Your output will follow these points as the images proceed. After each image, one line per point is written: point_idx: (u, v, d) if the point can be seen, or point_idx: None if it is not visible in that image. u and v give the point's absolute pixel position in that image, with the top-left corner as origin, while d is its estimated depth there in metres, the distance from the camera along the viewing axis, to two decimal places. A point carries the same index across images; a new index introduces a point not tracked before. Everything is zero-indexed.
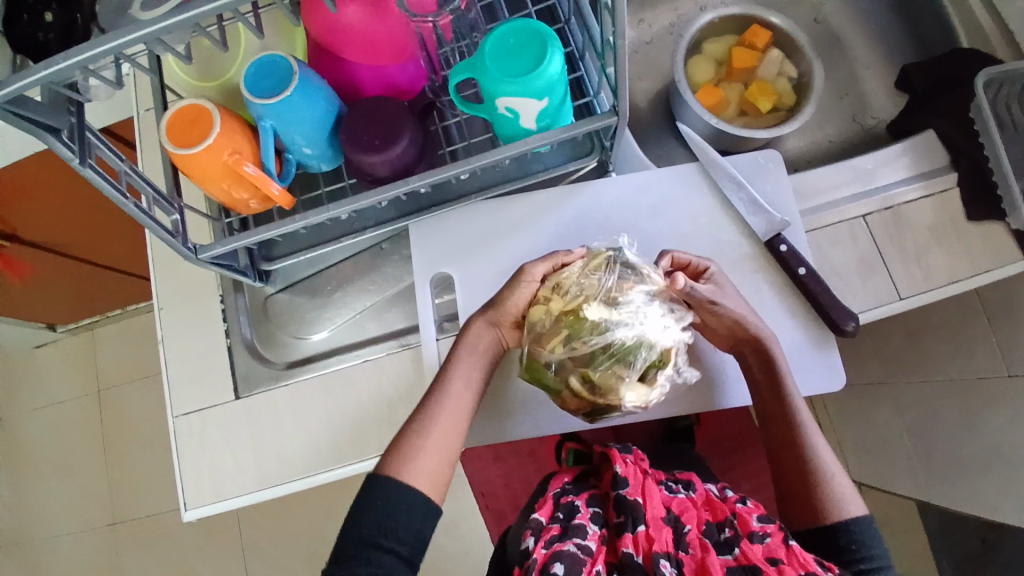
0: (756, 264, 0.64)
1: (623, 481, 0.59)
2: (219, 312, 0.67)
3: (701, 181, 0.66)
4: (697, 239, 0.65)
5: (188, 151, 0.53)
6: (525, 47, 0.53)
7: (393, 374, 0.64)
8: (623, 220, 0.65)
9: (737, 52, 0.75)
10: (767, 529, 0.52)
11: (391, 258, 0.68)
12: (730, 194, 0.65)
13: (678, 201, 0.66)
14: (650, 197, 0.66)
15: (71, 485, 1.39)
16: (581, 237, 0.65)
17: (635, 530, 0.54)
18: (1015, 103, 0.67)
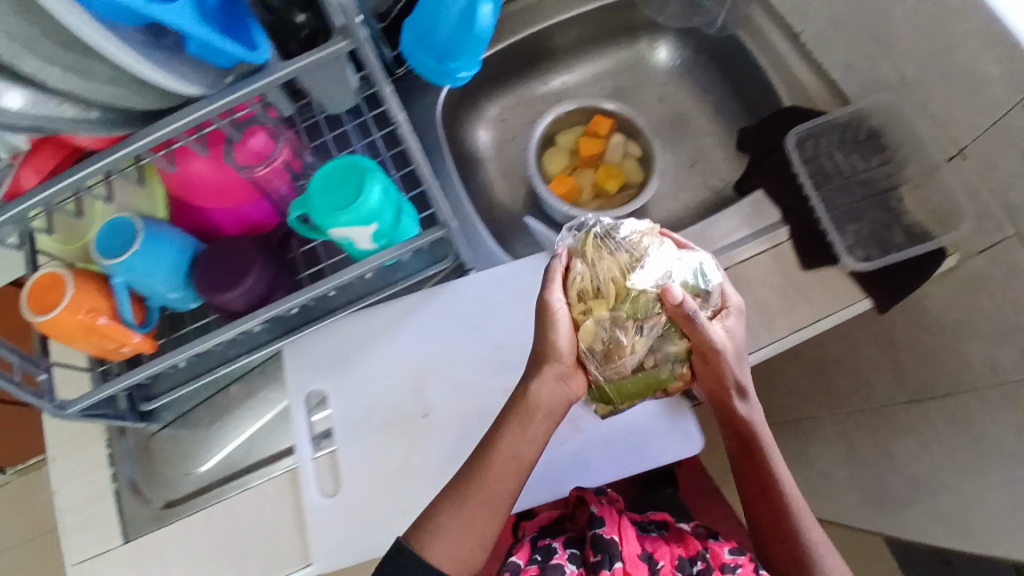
0: None
1: (600, 520, 0.67)
2: (106, 457, 0.69)
3: None
4: None
5: (44, 317, 0.56)
6: (347, 181, 0.57)
7: (274, 498, 0.65)
8: (482, 315, 0.69)
9: (582, 142, 0.81)
10: (738, 560, 0.65)
11: (270, 380, 0.71)
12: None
13: (531, 290, 0.70)
14: (505, 289, 0.70)
15: None
16: (444, 337, 0.68)
17: (613, 566, 0.64)
18: (835, 152, 0.72)
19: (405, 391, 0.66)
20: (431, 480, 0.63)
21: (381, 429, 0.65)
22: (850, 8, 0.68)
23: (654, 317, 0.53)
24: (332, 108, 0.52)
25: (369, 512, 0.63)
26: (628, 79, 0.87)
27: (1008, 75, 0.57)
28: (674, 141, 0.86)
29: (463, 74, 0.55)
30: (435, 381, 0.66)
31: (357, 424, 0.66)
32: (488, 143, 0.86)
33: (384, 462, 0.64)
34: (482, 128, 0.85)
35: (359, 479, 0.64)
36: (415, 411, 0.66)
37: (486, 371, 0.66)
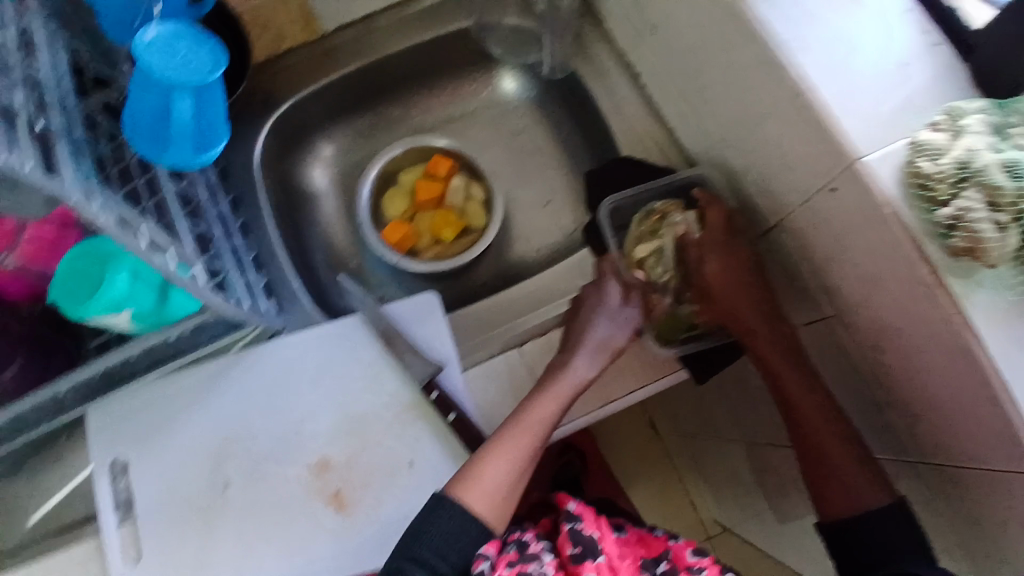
0: (413, 413, 0.65)
1: (579, 517, 0.61)
2: None
3: (365, 331, 0.68)
4: (359, 394, 0.66)
5: None
6: (92, 269, 0.55)
7: (85, 561, 0.67)
8: (286, 384, 0.66)
9: (421, 184, 0.77)
10: (702, 563, 0.60)
11: (84, 445, 0.70)
12: (389, 355, 0.67)
13: (342, 357, 0.67)
14: (315, 355, 0.67)
15: None
16: (246, 411, 0.66)
17: (596, 561, 0.57)
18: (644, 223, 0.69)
19: (204, 464, 0.65)
20: (224, 554, 0.63)
21: (180, 506, 0.65)
22: (673, 58, 0.62)
23: (662, 270, 0.66)
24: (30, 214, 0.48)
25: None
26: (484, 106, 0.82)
27: (805, 159, 0.51)
28: (529, 179, 0.81)
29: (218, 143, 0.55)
30: (235, 454, 0.65)
31: (155, 498, 0.65)
32: (326, 181, 0.80)
33: (181, 536, 0.64)
34: (316, 169, 0.79)
35: (154, 554, 0.63)
36: (216, 485, 0.65)
37: (287, 446, 0.65)
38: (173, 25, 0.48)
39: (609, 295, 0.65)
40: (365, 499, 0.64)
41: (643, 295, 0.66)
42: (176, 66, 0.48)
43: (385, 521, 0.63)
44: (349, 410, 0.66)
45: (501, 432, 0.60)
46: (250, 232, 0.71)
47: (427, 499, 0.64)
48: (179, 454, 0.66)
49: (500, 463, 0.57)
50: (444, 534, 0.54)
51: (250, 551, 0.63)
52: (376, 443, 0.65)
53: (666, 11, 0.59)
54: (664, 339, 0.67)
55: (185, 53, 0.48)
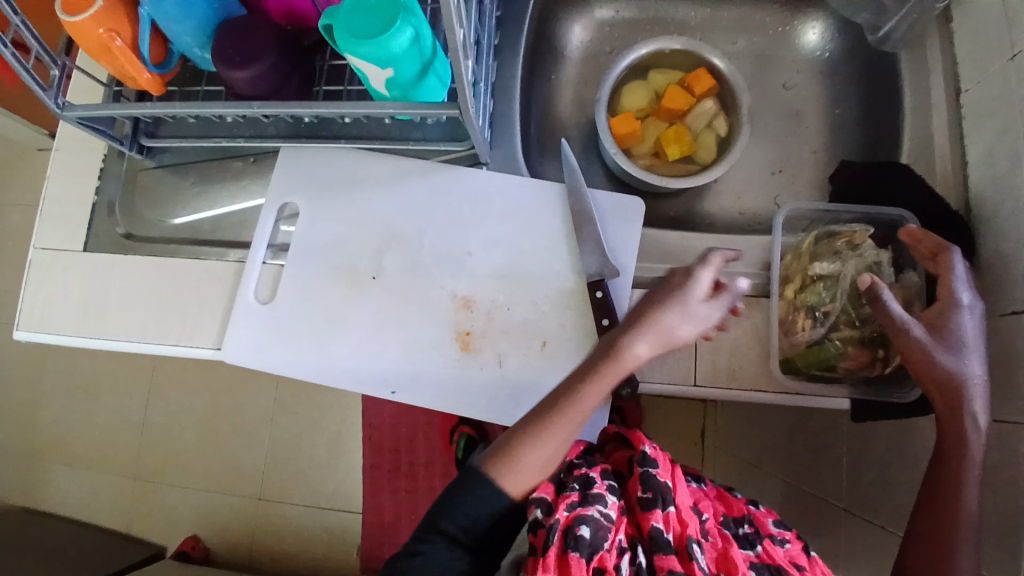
0: (569, 301, 0.63)
1: (653, 462, 0.58)
2: (98, 168, 0.72)
3: (561, 202, 0.65)
4: (531, 256, 0.64)
5: (68, 19, 0.55)
6: (379, 9, 0.52)
7: (215, 278, 0.68)
8: (469, 213, 0.66)
9: (671, 91, 0.71)
10: (786, 535, 0.57)
11: (256, 176, 0.72)
12: (574, 233, 0.64)
13: (530, 215, 0.65)
14: (506, 201, 0.66)
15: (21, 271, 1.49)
16: (421, 218, 0.66)
17: (665, 509, 0.54)
18: (827, 240, 0.58)
19: (364, 246, 0.66)
20: (349, 332, 0.65)
21: (327, 272, 0.66)
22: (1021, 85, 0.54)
23: (828, 297, 0.56)
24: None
25: (286, 331, 0.66)
26: (769, 45, 0.76)
27: None
28: (772, 141, 0.76)
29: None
30: (396, 252, 0.66)
31: (309, 255, 0.67)
32: (579, 45, 0.78)
33: (320, 301, 0.66)
34: (579, 26, 0.77)
35: (288, 298, 0.66)
36: (365, 268, 0.66)
37: (444, 268, 0.65)
38: None
39: (700, 288, 0.52)
40: (491, 351, 0.63)
41: (787, 310, 0.57)
42: None
43: (498, 379, 0.63)
44: (512, 265, 0.64)
45: (545, 407, 0.55)
46: (498, 56, 0.69)
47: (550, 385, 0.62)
48: (346, 227, 0.67)
49: (548, 445, 0.54)
50: (470, 511, 0.53)
51: (372, 342, 0.65)
52: (522, 306, 0.63)
53: None
54: (791, 367, 0.57)
55: None
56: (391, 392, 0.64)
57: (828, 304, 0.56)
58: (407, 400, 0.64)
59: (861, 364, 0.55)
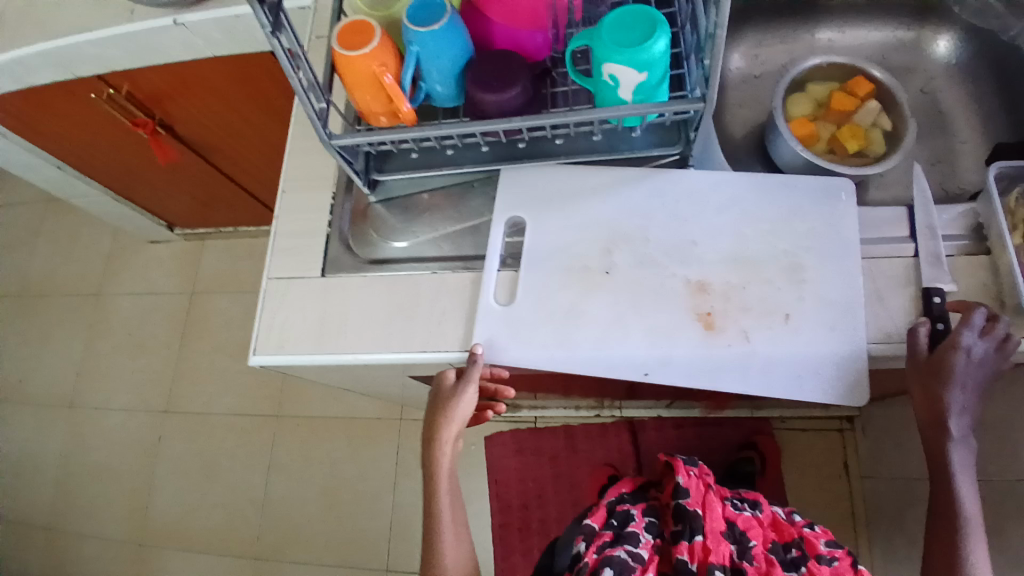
0: (798, 274, 0.67)
1: (685, 492, 0.78)
2: (328, 204, 0.78)
3: (772, 189, 0.71)
4: (755, 240, 0.69)
5: (348, 55, 0.65)
6: (637, 26, 0.61)
7: (454, 289, 0.72)
8: (688, 210, 0.71)
9: (839, 96, 0.80)
10: (835, 554, 0.71)
11: (476, 198, 0.78)
12: (792, 217, 0.70)
13: (744, 205, 0.71)
14: (720, 195, 0.72)
15: (143, 353, 1.59)
16: (643, 217, 0.72)
17: (692, 538, 0.73)
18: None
19: (593, 247, 0.71)
20: (590, 323, 0.68)
21: (561, 271, 0.71)
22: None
23: None
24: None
25: (530, 329, 0.69)
26: (906, 58, 0.87)
27: None
28: (926, 137, 0.83)
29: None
30: (624, 247, 0.71)
31: (543, 259, 0.72)
32: (736, 70, 0.88)
33: (559, 298, 0.70)
34: (735, 55, 0.87)
35: (526, 298, 0.70)
36: (597, 264, 0.70)
37: (676, 259, 0.70)
38: None
39: (446, 374, 0.71)
40: (736, 328, 0.66)
41: (1021, 253, 0.64)
42: None
43: (749, 354, 0.65)
44: (741, 250, 0.69)
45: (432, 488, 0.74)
46: None
47: (797, 352, 0.65)
48: (574, 232, 0.72)
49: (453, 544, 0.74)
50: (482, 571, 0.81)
51: (616, 331, 0.68)
52: (758, 285, 0.68)
53: None
54: None
55: None
56: (643, 374, 0.66)
57: None
58: (659, 381, 0.66)
59: None
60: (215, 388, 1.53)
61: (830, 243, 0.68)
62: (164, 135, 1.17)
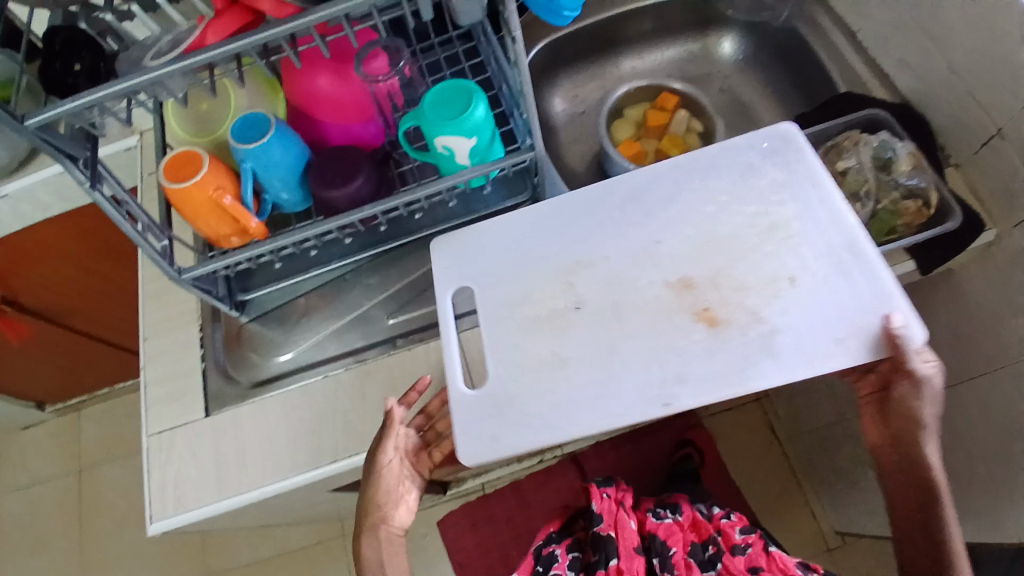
0: (784, 235, 0.60)
1: (598, 519, 0.76)
2: (197, 339, 0.75)
3: (708, 156, 0.65)
4: (720, 217, 0.62)
5: (180, 188, 0.64)
6: (455, 99, 0.65)
7: (350, 388, 0.71)
8: (636, 212, 0.64)
9: (651, 114, 0.89)
10: (747, 541, 0.76)
11: (352, 289, 0.77)
12: (747, 176, 0.63)
13: (687, 184, 0.64)
14: (663, 186, 0.65)
15: (40, 555, 1.40)
16: (584, 236, 0.64)
17: (608, 565, 0.73)
18: (831, 152, 0.77)
19: (546, 288, 0.63)
20: (581, 369, 0.59)
21: (533, 324, 0.62)
22: (905, 7, 0.75)
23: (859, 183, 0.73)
24: (461, 19, 0.60)
25: (512, 408, 0.59)
26: (700, 66, 0.98)
27: None
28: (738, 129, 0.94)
29: (569, 13, 0.65)
30: (586, 274, 0.63)
31: (498, 319, 0.63)
32: (562, 112, 0.96)
33: (532, 351, 0.61)
34: (557, 99, 0.95)
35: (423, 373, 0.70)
36: (563, 300, 0.62)
37: (643, 265, 0.62)
38: None
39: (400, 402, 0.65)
40: (740, 310, 0.58)
41: None
42: None
43: (767, 334, 0.56)
44: (710, 231, 0.62)
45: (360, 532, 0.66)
46: None
47: (823, 312, 0.56)
48: (530, 276, 0.64)
49: None
50: None
51: (609, 370, 0.58)
52: (748, 256, 0.60)
53: None
54: None
55: None
56: (664, 406, 0.56)
57: (865, 185, 0.74)
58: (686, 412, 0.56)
59: (913, 211, 0.70)
60: (134, 566, 1.37)
61: (802, 186, 0.62)
62: (8, 314, 1.07)
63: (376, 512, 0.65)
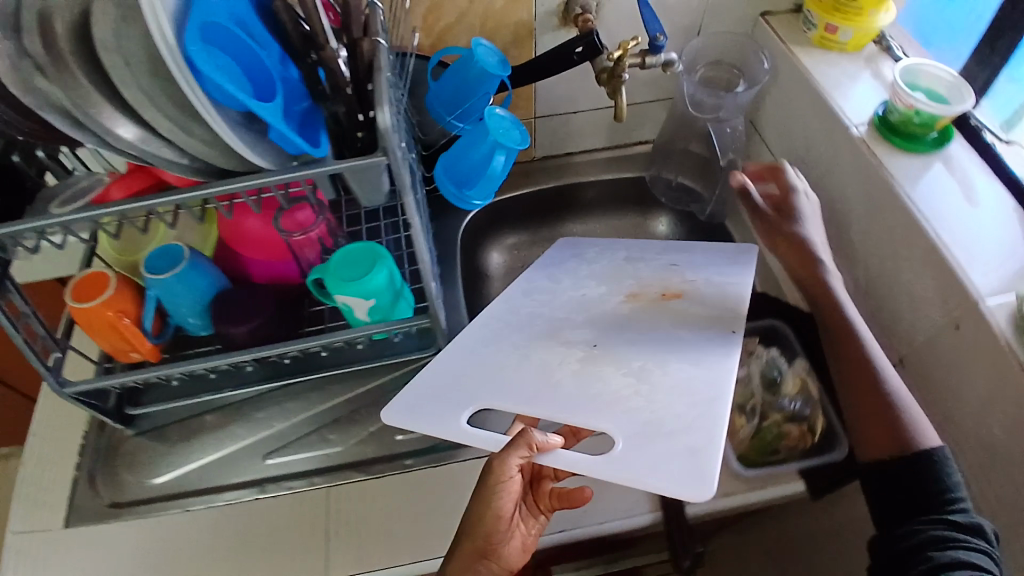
0: (634, 264, 0.80)
1: None
2: (78, 446, 0.75)
3: (563, 254, 0.86)
4: (595, 274, 0.79)
5: (80, 306, 0.66)
6: (359, 263, 0.69)
7: (208, 528, 0.69)
8: (541, 283, 0.80)
9: None
10: None
11: (240, 420, 0.77)
12: (575, 256, 0.85)
13: (566, 265, 0.83)
14: (546, 272, 0.83)
15: None
16: (531, 315, 0.75)
17: None
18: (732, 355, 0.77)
19: (553, 352, 0.68)
20: (605, 363, 0.65)
21: (496, 345, 0.71)
22: (820, 222, 0.79)
23: (748, 395, 0.72)
24: (362, 203, 0.63)
25: (535, 392, 0.64)
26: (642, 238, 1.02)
27: (932, 300, 0.65)
28: None
29: (478, 202, 0.69)
30: (569, 329, 0.71)
31: (543, 386, 0.64)
32: (499, 265, 0.98)
33: (595, 388, 0.63)
34: (495, 252, 0.98)
35: (284, 524, 0.69)
36: (570, 355, 0.67)
37: (585, 307, 0.73)
38: (510, 113, 0.69)
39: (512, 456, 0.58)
40: (679, 280, 0.74)
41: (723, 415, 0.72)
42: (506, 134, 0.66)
43: (697, 283, 0.74)
44: (599, 275, 0.79)
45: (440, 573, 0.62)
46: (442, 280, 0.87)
47: (709, 256, 0.77)
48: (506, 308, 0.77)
49: None
50: None
51: (642, 344, 0.66)
52: (632, 270, 0.79)
53: (819, 183, 0.78)
54: (748, 460, 0.70)
55: (505, 129, 0.67)
56: (735, 330, 0.66)
57: (751, 399, 0.72)
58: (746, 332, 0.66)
59: (795, 435, 0.69)
60: None
61: (616, 247, 0.84)
62: None
63: (477, 540, 0.61)
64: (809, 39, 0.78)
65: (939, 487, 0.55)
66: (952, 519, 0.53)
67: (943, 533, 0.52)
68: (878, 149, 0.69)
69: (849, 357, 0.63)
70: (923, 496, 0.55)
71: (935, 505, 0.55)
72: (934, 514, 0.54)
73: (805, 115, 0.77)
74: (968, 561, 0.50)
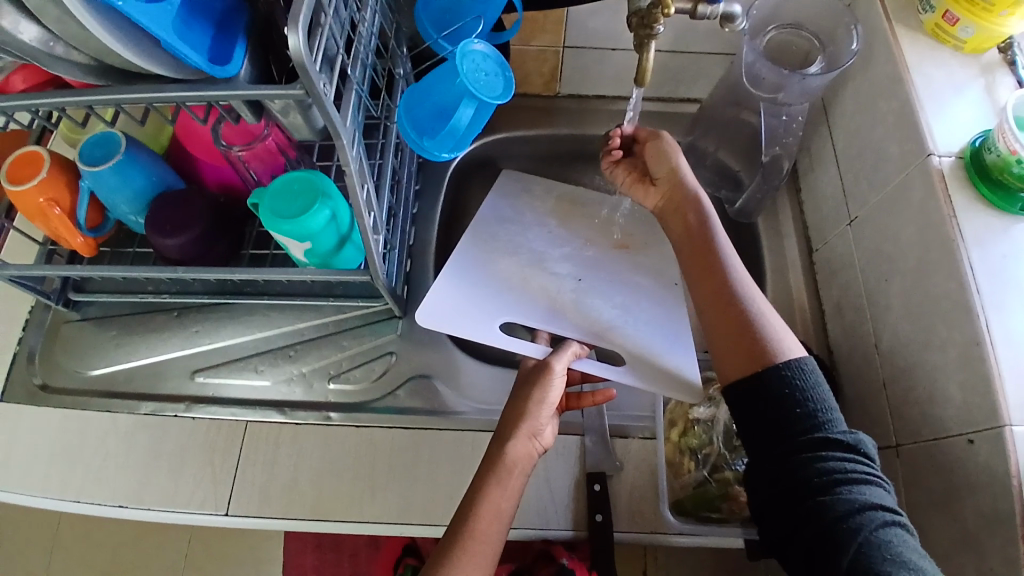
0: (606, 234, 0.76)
1: None
2: (24, 318, 0.75)
3: (512, 187, 0.80)
4: (564, 231, 0.77)
5: (12, 187, 0.62)
6: (301, 196, 0.60)
7: (126, 433, 0.69)
8: (511, 224, 0.77)
9: None
10: None
11: (178, 330, 0.74)
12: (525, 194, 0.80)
13: (519, 202, 0.79)
14: (505, 209, 0.78)
15: None
16: (512, 242, 0.75)
17: None
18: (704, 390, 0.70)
19: (545, 281, 0.72)
20: (593, 292, 0.72)
21: (506, 276, 0.72)
22: (858, 253, 0.66)
23: (706, 440, 0.67)
24: (294, 133, 0.56)
25: (557, 312, 0.70)
26: None
27: (954, 404, 0.52)
28: None
29: (445, 153, 0.60)
30: (555, 260, 0.74)
31: (553, 306, 0.70)
32: None
33: (592, 313, 0.70)
34: None
35: (197, 448, 0.68)
36: (564, 284, 0.72)
37: (555, 249, 0.75)
38: (497, 53, 0.59)
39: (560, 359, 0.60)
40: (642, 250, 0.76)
41: (673, 453, 0.67)
42: (476, 79, 0.57)
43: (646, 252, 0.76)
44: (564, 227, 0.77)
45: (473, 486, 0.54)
46: (416, 223, 0.78)
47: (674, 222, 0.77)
48: (474, 234, 0.75)
49: None
50: None
51: (625, 280, 0.73)
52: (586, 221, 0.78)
53: (874, 209, 0.64)
54: (683, 508, 0.66)
55: (486, 76, 0.58)
56: (676, 282, 0.73)
57: (708, 446, 0.67)
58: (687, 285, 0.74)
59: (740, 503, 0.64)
60: None
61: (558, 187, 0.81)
62: None
63: (523, 430, 0.56)
64: (921, 23, 0.63)
65: (794, 431, 0.49)
66: (829, 464, 0.47)
67: (844, 488, 0.46)
68: (957, 194, 0.55)
69: (701, 261, 0.58)
70: (789, 451, 0.48)
71: (808, 458, 0.47)
72: (818, 476, 0.47)
73: (884, 120, 0.63)
74: (875, 503, 0.46)
